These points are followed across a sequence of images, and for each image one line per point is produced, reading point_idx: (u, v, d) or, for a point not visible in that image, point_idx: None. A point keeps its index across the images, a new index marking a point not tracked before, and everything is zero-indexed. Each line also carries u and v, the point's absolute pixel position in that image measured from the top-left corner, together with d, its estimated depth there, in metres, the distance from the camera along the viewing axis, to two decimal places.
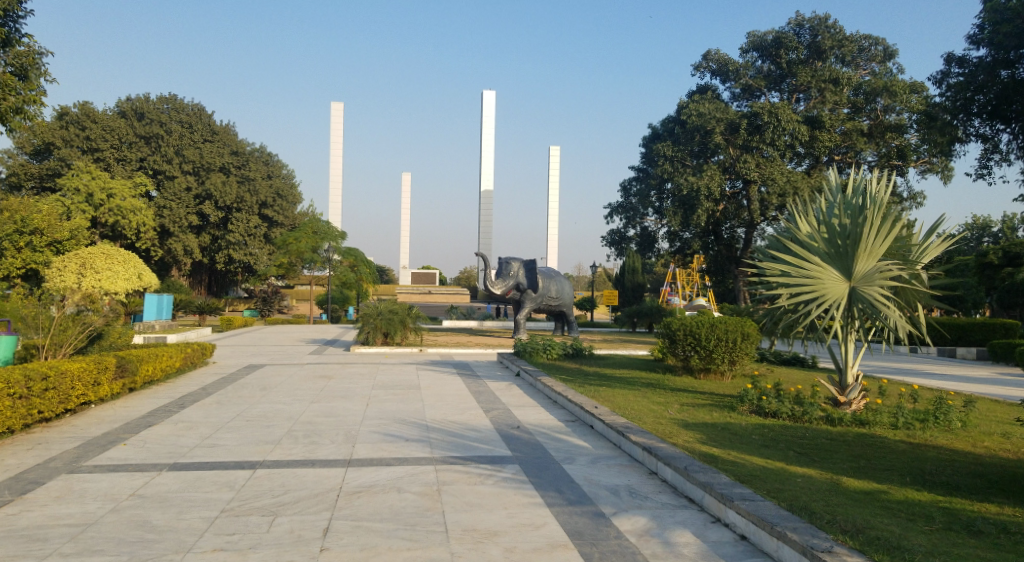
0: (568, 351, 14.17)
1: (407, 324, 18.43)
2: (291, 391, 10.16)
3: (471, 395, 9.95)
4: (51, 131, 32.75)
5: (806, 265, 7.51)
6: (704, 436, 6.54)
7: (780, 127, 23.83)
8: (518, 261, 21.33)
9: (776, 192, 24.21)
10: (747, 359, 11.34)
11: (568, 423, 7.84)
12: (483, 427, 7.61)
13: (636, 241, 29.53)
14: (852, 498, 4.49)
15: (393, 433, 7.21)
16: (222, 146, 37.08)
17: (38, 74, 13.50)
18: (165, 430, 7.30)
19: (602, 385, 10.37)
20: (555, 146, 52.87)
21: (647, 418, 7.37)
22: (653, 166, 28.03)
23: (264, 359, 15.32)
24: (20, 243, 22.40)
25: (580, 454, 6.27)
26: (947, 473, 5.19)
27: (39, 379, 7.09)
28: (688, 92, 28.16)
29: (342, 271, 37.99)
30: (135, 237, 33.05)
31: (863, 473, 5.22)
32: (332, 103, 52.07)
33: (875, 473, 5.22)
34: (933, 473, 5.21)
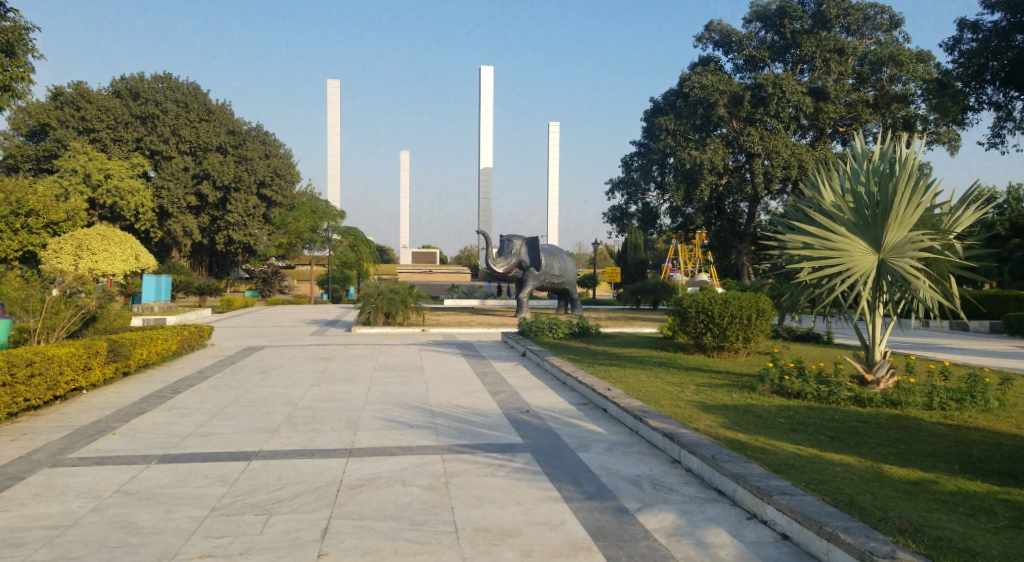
0: (574, 330, 13.77)
1: (409, 303, 18.04)
2: (290, 374, 9.76)
3: (476, 376, 9.58)
4: (46, 112, 32.20)
5: (831, 237, 7.18)
6: (725, 421, 6.30)
7: (785, 98, 23.24)
8: (520, 239, 20.93)
9: (780, 165, 23.62)
10: (762, 337, 11.01)
11: (580, 406, 7.46)
12: (491, 411, 7.23)
13: (638, 217, 29.02)
14: (898, 490, 4.12)
15: (396, 419, 6.82)
16: (219, 126, 36.41)
17: (27, 51, 13.47)
18: (158, 417, 6.88)
19: (611, 364, 10.06)
20: (554, 123, 52.09)
21: (663, 401, 7.08)
22: (655, 141, 27.42)
23: (265, 340, 14.92)
24: (16, 224, 21.93)
25: (595, 440, 5.94)
26: (994, 459, 4.82)
27: (23, 365, 6.56)
28: (690, 66, 27.58)
29: (342, 251, 37.52)
30: (134, 218, 32.58)
31: (903, 460, 4.85)
32: (329, 81, 51.16)
33: (916, 459, 4.85)
34: (980, 458, 4.84)
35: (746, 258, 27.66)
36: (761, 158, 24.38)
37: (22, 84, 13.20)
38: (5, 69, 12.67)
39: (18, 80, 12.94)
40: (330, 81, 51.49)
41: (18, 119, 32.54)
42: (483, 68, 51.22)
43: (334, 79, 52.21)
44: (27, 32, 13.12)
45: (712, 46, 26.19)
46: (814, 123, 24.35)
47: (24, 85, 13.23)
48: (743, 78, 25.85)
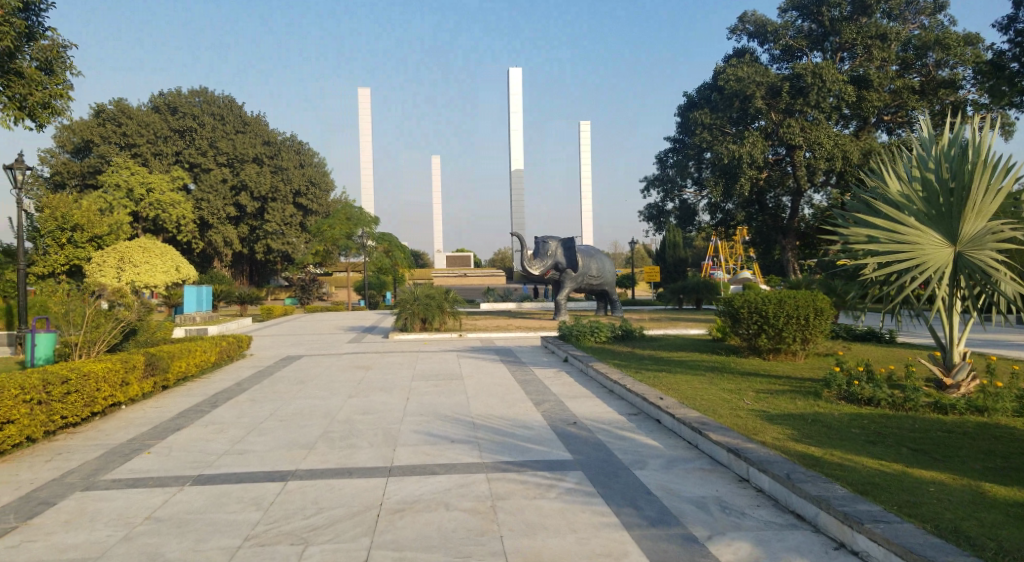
0: (617, 333, 13.33)
1: (445, 308, 17.76)
2: (328, 385, 9.52)
3: (517, 384, 9.22)
4: (90, 129, 33.05)
5: (901, 229, 6.69)
6: (794, 432, 6.11)
7: (825, 88, 22.35)
8: (556, 240, 20.52)
9: (824, 157, 22.66)
10: (821, 338, 10.51)
11: (631, 417, 7.14)
12: (535, 423, 6.87)
13: (675, 215, 28.34)
14: (995, 521, 3.94)
15: (436, 434, 6.49)
16: (255, 137, 36.97)
17: (68, 68, 13.77)
18: (194, 433, 6.64)
19: (660, 370, 9.61)
20: (585, 121, 51.46)
21: (723, 411, 6.86)
22: (691, 135, 26.67)
23: (302, 349, 14.77)
24: (61, 239, 22.35)
25: (650, 455, 5.68)
26: None
27: (59, 383, 6.39)
28: (724, 58, 26.85)
29: (378, 257, 37.60)
30: (176, 230, 33.07)
31: (990, 486, 4.63)
32: (361, 89, 51.46)
33: (1005, 485, 4.64)
34: None
35: (790, 253, 26.73)
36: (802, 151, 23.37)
37: (61, 101, 13.38)
38: (44, 86, 12.86)
39: (57, 97, 13.10)
40: (363, 90, 51.85)
41: (63, 137, 33.14)
42: (512, 70, 50.95)
43: (365, 87, 52.54)
44: (66, 50, 13.30)
45: (747, 37, 25.52)
46: (857, 112, 23.47)
47: (63, 102, 13.41)
48: (780, 69, 25.05)
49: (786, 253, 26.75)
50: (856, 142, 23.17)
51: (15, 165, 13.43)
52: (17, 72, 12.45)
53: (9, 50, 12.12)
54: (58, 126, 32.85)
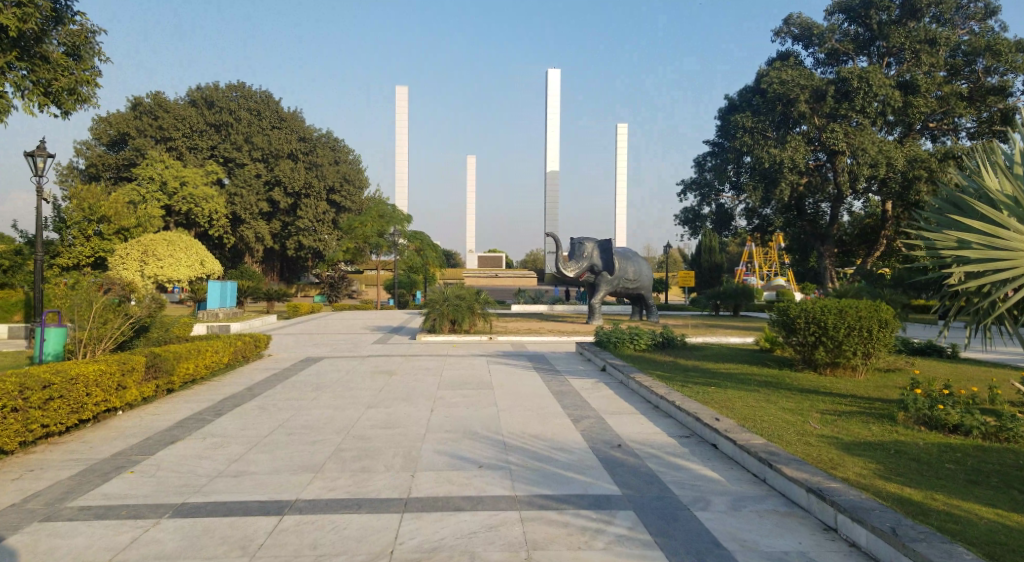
0: (658, 341, 12.35)
1: (475, 309, 17.00)
2: (346, 392, 8.79)
3: (552, 396, 8.38)
4: (126, 122, 33.10)
5: (1004, 233, 5.71)
6: (880, 467, 5.15)
7: (871, 93, 21.02)
8: (593, 241, 19.62)
9: (866, 163, 20.86)
10: (885, 351, 9.48)
11: (682, 440, 6.28)
12: (574, 446, 6.04)
13: (712, 219, 27.10)
14: None
15: (463, 456, 5.69)
16: (290, 133, 36.56)
17: (96, 53, 13.26)
18: (190, 448, 5.96)
19: (707, 385, 8.67)
20: (623, 124, 50.30)
21: (789, 437, 5.93)
22: (730, 138, 25.42)
23: (325, 350, 14.14)
24: (88, 231, 22.19)
25: (713, 492, 4.83)
26: None
27: (40, 388, 5.81)
28: (767, 60, 25.66)
29: (409, 255, 36.78)
30: (207, 224, 32.96)
31: None
32: (396, 88, 50.99)
33: None
34: None
35: (828, 261, 25.29)
36: (845, 157, 21.91)
37: (88, 88, 12.95)
38: (70, 72, 12.46)
39: (83, 83, 12.66)
40: (399, 88, 51.45)
41: (98, 129, 33.09)
42: (550, 71, 50.21)
43: (402, 86, 52.04)
44: (95, 35, 12.84)
45: (791, 40, 24.19)
46: (901, 119, 21.86)
47: (90, 89, 12.98)
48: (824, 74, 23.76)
49: (823, 260, 25.31)
50: (901, 148, 21.52)
51: (37, 152, 13.08)
52: (42, 56, 12.13)
53: (34, 33, 11.74)
54: (94, 118, 32.84)
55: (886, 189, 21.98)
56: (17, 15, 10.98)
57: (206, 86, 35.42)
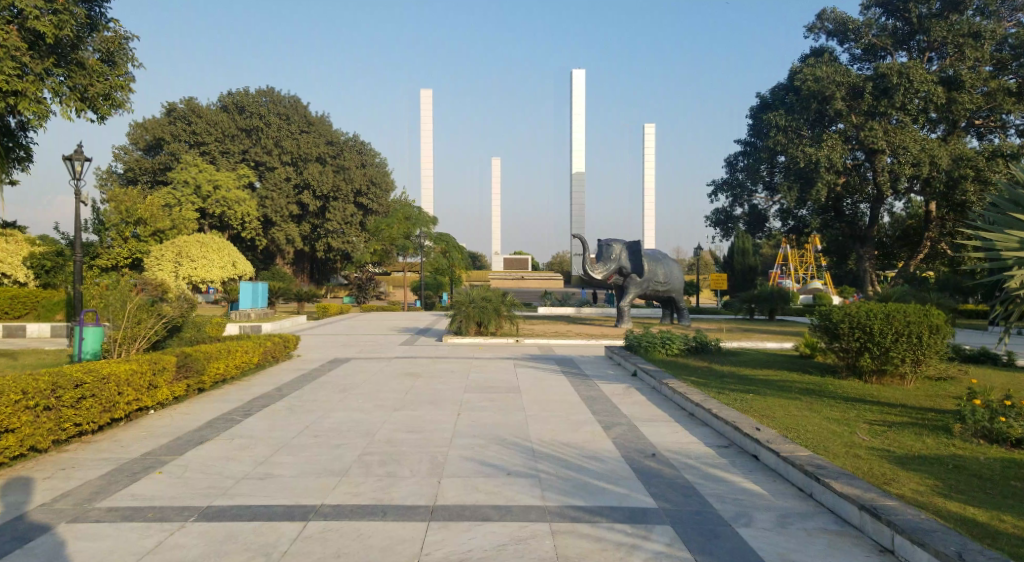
0: (691, 346, 12.05)
1: (502, 312, 16.81)
2: (372, 394, 8.65)
3: (582, 402, 8.15)
4: (161, 127, 33.76)
5: None
6: (939, 484, 4.86)
7: (912, 89, 20.40)
8: (620, 242, 19.37)
9: (908, 163, 20.39)
10: (935, 359, 9.11)
11: (720, 451, 6.04)
12: (607, 454, 5.82)
13: (744, 221, 26.60)
14: None
15: (491, 463, 5.50)
16: (319, 137, 36.92)
17: (131, 59, 13.33)
18: (217, 449, 5.85)
19: (746, 392, 8.37)
20: (650, 124, 49.79)
21: (838, 449, 5.66)
22: (762, 138, 24.86)
23: (353, 351, 14.06)
24: (126, 233, 22.40)
25: (756, 507, 4.59)
26: None
27: (72, 387, 5.72)
28: (801, 57, 25.05)
29: (435, 257, 36.79)
30: (240, 227, 33.27)
31: None
32: (422, 90, 51.09)
33: None
34: None
35: (868, 263, 24.62)
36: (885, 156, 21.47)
37: (122, 94, 12.99)
38: (105, 78, 12.50)
39: (118, 88, 12.69)
40: (425, 90, 51.54)
41: (136, 134, 33.99)
42: (576, 71, 49.93)
43: (429, 89, 52.11)
44: (128, 41, 12.99)
45: (825, 36, 23.66)
46: (945, 116, 21.24)
47: (124, 95, 13.04)
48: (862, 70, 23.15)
49: (862, 263, 24.62)
50: (945, 145, 20.78)
51: (74, 156, 13.17)
52: (78, 63, 12.20)
53: (70, 40, 11.83)
54: (131, 124, 33.76)
55: (930, 188, 21.27)
56: (54, 22, 11.10)
57: (237, 92, 35.76)
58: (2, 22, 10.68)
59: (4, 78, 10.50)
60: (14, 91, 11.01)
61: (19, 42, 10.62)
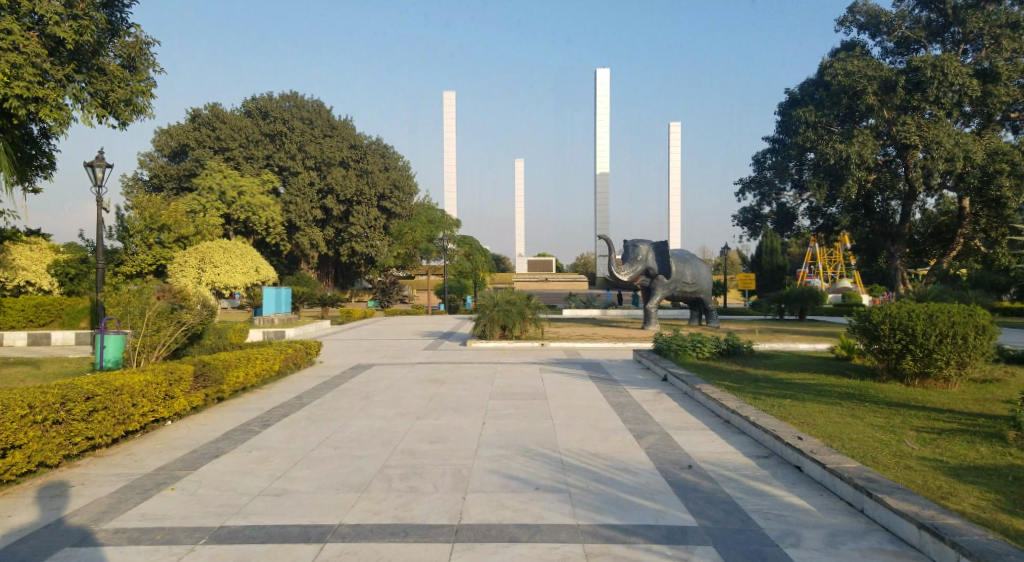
0: (723, 349, 11.65)
1: (526, 315, 16.54)
2: (395, 401, 8.45)
3: (611, 409, 7.85)
4: (186, 134, 34.00)
5: None
6: (1001, 498, 4.48)
7: (947, 82, 19.70)
8: (647, 243, 19.01)
9: (941, 158, 19.47)
10: (980, 361, 8.64)
11: (760, 462, 5.70)
12: (640, 466, 5.53)
13: (772, 219, 26.02)
14: None
15: (518, 477, 5.24)
16: (342, 141, 36.98)
17: (151, 64, 13.41)
18: (232, 463, 5.69)
19: (782, 397, 7.99)
20: (675, 123, 49.14)
21: (886, 459, 5.29)
22: (791, 135, 24.25)
23: (376, 356, 13.90)
24: (150, 239, 22.53)
25: (803, 525, 4.26)
26: None
27: (83, 400, 5.68)
28: (833, 52, 24.52)
29: (459, 260, 36.53)
30: (265, 232, 33.49)
31: None
32: (445, 93, 51.02)
33: None
34: None
35: (899, 261, 23.93)
36: (918, 153, 20.48)
37: (143, 99, 13.04)
38: (125, 83, 12.56)
39: (138, 93, 12.75)
40: (448, 93, 51.50)
41: (160, 140, 34.26)
42: (600, 71, 49.51)
43: (451, 92, 52.06)
44: (148, 46, 13.04)
45: (857, 29, 23.02)
46: (980, 108, 20.54)
47: (145, 100, 13.09)
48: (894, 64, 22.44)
49: (893, 261, 23.93)
50: (981, 140, 20.13)
51: (96, 162, 13.22)
52: (99, 69, 12.28)
53: (91, 45, 11.91)
54: (156, 131, 34.00)
55: (963, 183, 20.52)
56: (74, 27, 11.20)
57: (261, 98, 36.01)
58: (24, 29, 10.79)
59: (25, 86, 10.53)
60: (35, 98, 11.06)
61: (38, 48, 10.69)
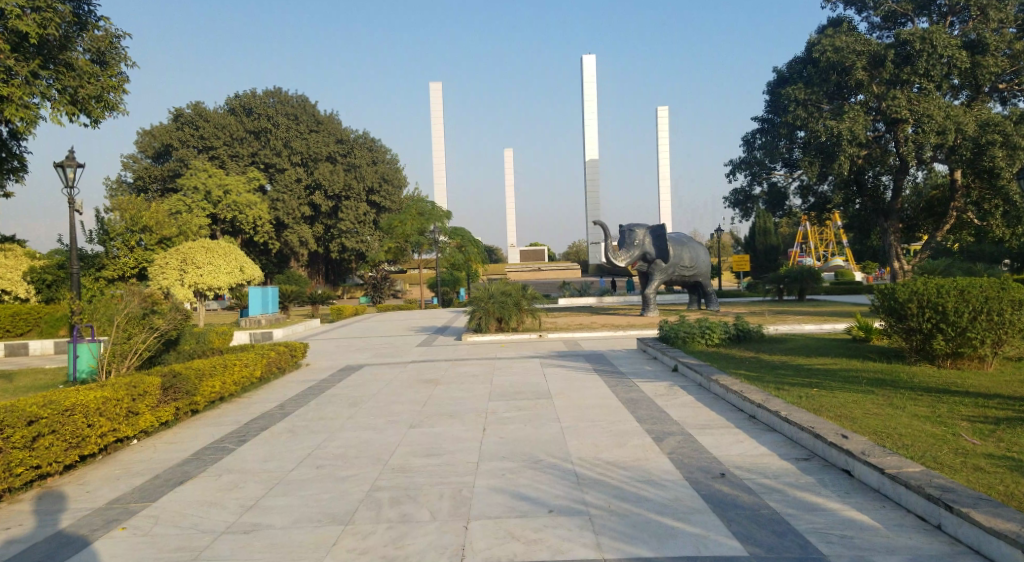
0: (733, 334, 10.92)
1: (523, 306, 15.84)
2: (387, 407, 7.74)
3: (623, 406, 7.14)
4: (169, 134, 33.08)
5: None
6: None
7: (936, 55, 18.92)
8: (643, 227, 18.28)
9: (933, 131, 18.73)
10: (1017, 338, 7.90)
11: (803, 466, 4.98)
12: (667, 477, 4.83)
13: (764, 199, 25.28)
14: None
15: (526, 496, 4.52)
16: (327, 135, 35.97)
17: (121, 59, 12.72)
18: (197, 491, 4.98)
19: (809, 386, 7.28)
20: (663, 107, 48.30)
21: (951, 458, 4.56)
22: (782, 114, 23.53)
23: (367, 356, 13.18)
24: (132, 242, 21.62)
25: (874, 549, 3.58)
26: None
27: (24, 425, 4.96)
28: (819, 28, 23.75)
29: (450, 252, 35.57)
30: (252, 231, 32.67)
31: None
32: (431, 84, 50.03)
33: None
34: None
35: (892, 238, 23.11)
36: (907, 127, 19.73)
37: (115, 95, 12.31)
38: (96, 79, 11.82)
39: (110, 89, 12.03)
40: (432, 84, 50.52)
41: (144, 142, 33.40)
42: (585, 58, 48.66)
43: (437, 82, 50.87)
44: (118, 39, 12.38)
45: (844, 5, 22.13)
46: (969, 81, 19.86)
47: (117, 96, 12.36)
48: (881, 39, 21.48)
49: (886, 238, 23.16)
50: (971, 112, 19.39)
51: (66, 163, 12.38)
52: (67, 64, 11.52)
53: (56, 38, 11.17)
54: (138, 131, 33.15)
55: (954, 155, 19.55)
56: (37, 20, 10.43)
57: (244, 96, 34.99)
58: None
59: None
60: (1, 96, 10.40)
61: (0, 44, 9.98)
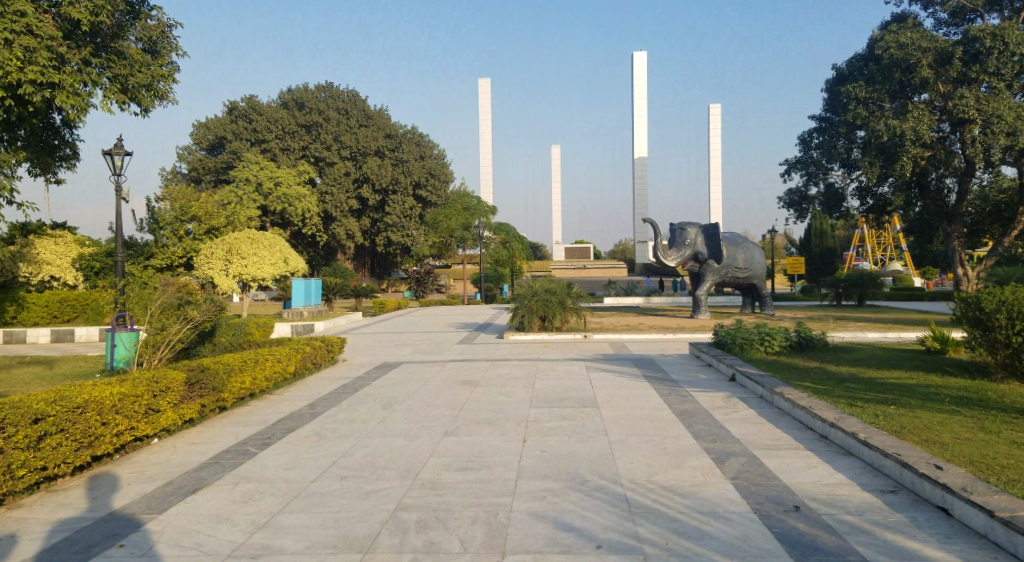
0: (794, 342, 10.13)
1: (568, 304, 15.23)
2: (422, 410, 7.27)
3: (676, 420, 6.51)
4: (223, 126, 33.67)
5: None
6: None
7: (1008, 52, 17.53)
8: (695, 226, 17.48)
9: (1002, 132, 17.48)
10: None
11: (891, 501, 4.30)
12: (735, 509, 4.20)
13: (820, 200, 24.05)
14: None
15: (572, 526, 3.96)
16: (376, 130, 35.93)
17: (173, 49, 12.58)
18: (213, 501, 4.57)
19: (885, 403, 6.52)
20: (716, 104, 46.98)
21: None
22: (841, 111, 22.37)
23: (406, 352, 12.78)
24: (182, 231, 21.98)
25: None
26: None
27: (28, 424, 4.62)
28: (883, 25, 22.45)
29: (494, 248, 35.14)
30: (300, 223, 32.93)
31: None
32: (479, 81, 49.68)
33: None
34: None
35: (957, 243, 21.76)
36: (974, 127, 18.46)
37: (165, 85, 12.19)
38: (146, 68, 11.70)
39: (160, 79, 11.92)
40: (481, 81, 50.14)
41: (199, 134, 34.00)
42: (637, 53, 47.58)
43: (486, 79, 50.41)
44: (170, 28, 12.22)
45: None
46: None
47: (167, 86, 12.24)
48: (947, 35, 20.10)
49: (949, 243, 21.87)
50: None
51: (114, 151, 12.31)
52: (119, 52, 11.42)
53: (109, 25, 11.07)
54: (194, 124, 33.76)
55: None
56: (90, 8, 10.32)
57: (298, 91, 35.32)
58: (38, 11, 9.99)
59: (39, 70, 9.78)
60: (52, 83, 10.28)
61: (53, 31, 9.89)
